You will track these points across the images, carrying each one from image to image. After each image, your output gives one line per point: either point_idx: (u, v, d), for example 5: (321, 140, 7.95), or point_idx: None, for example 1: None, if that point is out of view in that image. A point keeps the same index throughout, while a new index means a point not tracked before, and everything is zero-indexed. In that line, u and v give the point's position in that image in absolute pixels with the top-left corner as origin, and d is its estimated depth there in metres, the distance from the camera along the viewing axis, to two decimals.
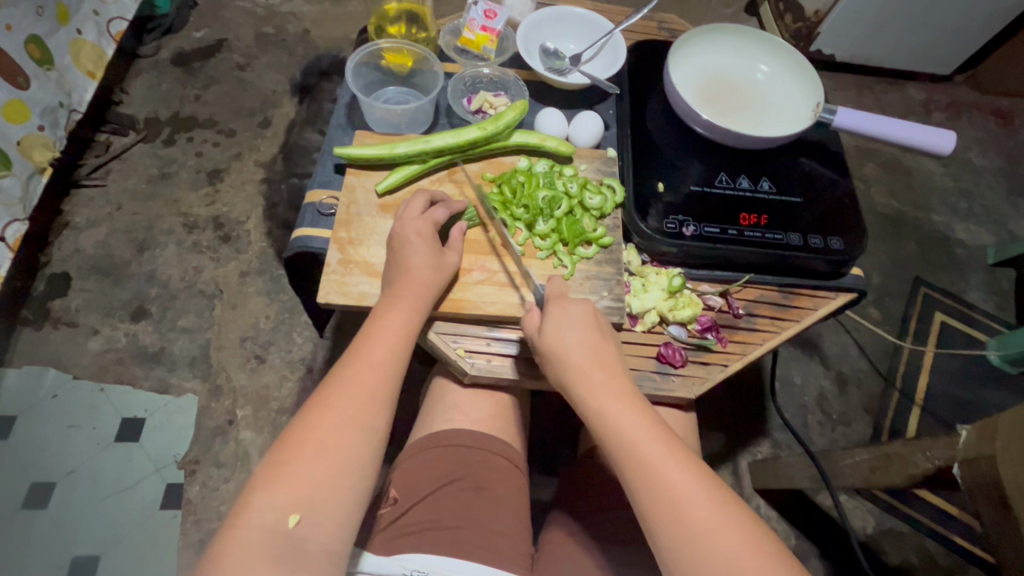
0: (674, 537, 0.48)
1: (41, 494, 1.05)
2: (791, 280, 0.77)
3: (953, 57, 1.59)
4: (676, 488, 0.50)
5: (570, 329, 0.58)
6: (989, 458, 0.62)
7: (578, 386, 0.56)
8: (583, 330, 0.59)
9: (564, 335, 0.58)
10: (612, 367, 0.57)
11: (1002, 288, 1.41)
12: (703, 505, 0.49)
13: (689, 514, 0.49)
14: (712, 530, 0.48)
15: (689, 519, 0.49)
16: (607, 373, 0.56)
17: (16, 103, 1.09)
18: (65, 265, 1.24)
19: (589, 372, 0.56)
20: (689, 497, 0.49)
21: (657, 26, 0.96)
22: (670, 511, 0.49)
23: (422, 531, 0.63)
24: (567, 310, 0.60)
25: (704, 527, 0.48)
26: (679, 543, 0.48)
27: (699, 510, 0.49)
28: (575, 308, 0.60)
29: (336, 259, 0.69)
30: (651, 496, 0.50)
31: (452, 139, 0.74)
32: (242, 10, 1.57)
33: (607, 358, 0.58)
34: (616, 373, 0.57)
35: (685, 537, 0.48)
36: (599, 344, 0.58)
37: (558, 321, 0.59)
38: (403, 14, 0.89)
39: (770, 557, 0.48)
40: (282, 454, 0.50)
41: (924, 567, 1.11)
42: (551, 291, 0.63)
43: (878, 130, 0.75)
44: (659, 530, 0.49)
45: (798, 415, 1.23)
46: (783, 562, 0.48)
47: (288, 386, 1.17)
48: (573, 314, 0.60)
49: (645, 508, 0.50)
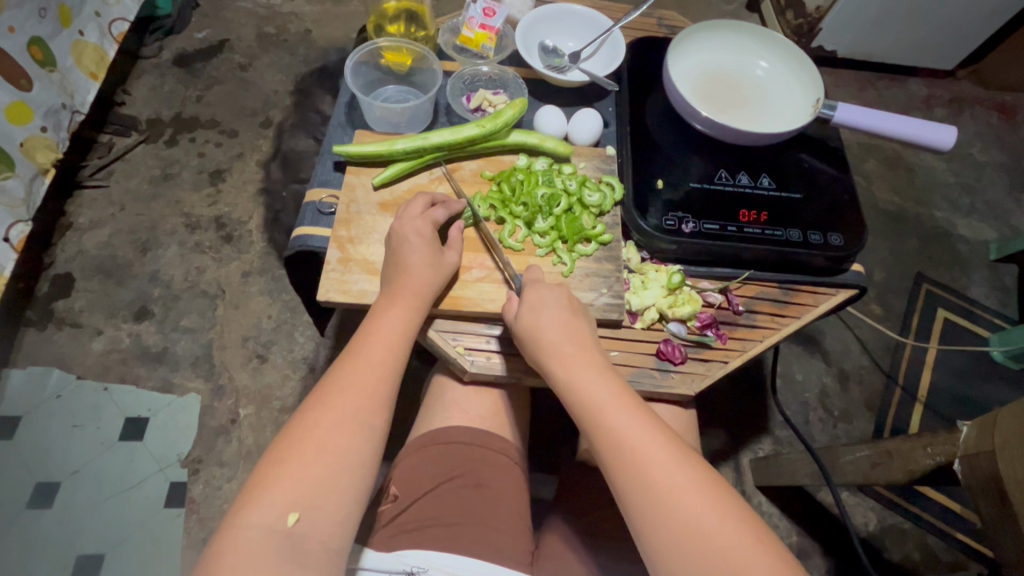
0: (643, 505, 0.49)
1: (47, 494, 1.06)
2: (791, 276, 0.76)
3: (955, 52, 1.58)
4: (645, 456, 0.50)
5: (543, 308, 0.60)
6: (989, 454, 0.62)
7: (552, 364, 0.57)
8: (557, 311, 0.60)
9: (537, 314, 0.59)
10: (586, 346, 0.58)
11: (1005, 283, 1.41)
12: (671, 472, 0.49)
13: (657, 480, 0.49)
14: (680, 496, 0.48)
15: (657, 484, 0.49)
16: (580, 350, 0.57)
17: (18, 105, 1.09)
18: (68, 265, 1.25)
19: (562, 350, 0.57)
20: (658, 466, 0.50)
21: (657, 22, 0.96)
22: (639, 481, 0.49)
23: (422, 528, 0.63)
24: (542, 293, 0.61)
25: (672, 494, 0.48)
26: (647, 509, 0.48)
27: (667, 476, 0.49)
28: (550, 291, 0.61)
29: (336, 258, 0.69)
30: (619, 465, 0.51)
31: (451, 136, 0.74)
32: (243, 10, 1.57)
33: (582, 338, 0.59)
34: (591, 351, 0.58)
35: (653, 505, 0.48)
36: (573, 324, 0.59)
37: (533, 303, 0.60)
38: (401, 13, 0.89)
39: (740, 525, 0.47)
40: (282, 451, 0.50)
41: (927, 564, 1.10)
42: (528, 277, 0.64)
43: (879, 125, 0.74)
44: (629, 499, 0.50)
45: (800, 412, 1.22)
46: (755, 529, 0.48)
47: (290, 385, 1.18)
48: (547, 296, 0.61)
49: (615, 477, 0.51)
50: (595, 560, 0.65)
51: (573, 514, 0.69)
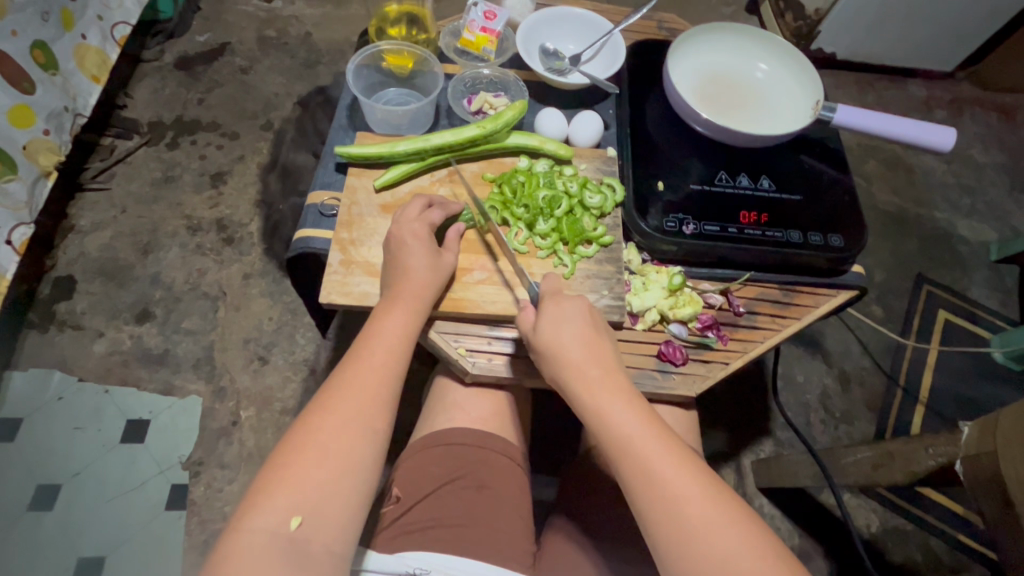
0: (668, 532, 0.49)
1: (48, 496, 1.06)
2: (792, 278, 0.77)
3: (954, 53, 1.59)
4: (672, 485, 0.50)
5: (566, 327, 0.59)
6: (990, 454, 0.62)
7: (573, 382, 0.56)
8: (579, 328, 0.59)
9: (559, 333, 0.58)
10: (608, 365, 0.57)
11: (1005, 284, 1.41)
12: (697, 500, 0.49)
13: (683, 508, 0.49)
14: (706, 524, 0.48)
15: (683, 513, 0.49)
16: (601, 369, 0.57)
17: (22, 108, 1.10)
18: (70, 268, 1.25)
19: (584, 369, 0.56)
20: (685, 495, 0.49)
21: (657, 25, 0.96)
22: (666, 510, 0.49)
23: (424, 529, 0.64)
24: (563, 308, 0.60)
25: (698, 522, 0.48)
26: (673, 538, 0.48)
27: (693, 503, 0.49)
28: (572, 306, 0.60)
29: (337, 260, 0.69)
30: (644, 490, 0.50)
31: (451, 138, 0.75)
32: (244, 13, 1.58)
33: (604, 357, 0.58)
34: (612, 369, 0.57)
35: (679, 533, 0.48)
36: (595, 342, 0.58)
37: (554, 319, 0.59)
38: (403, 16, 0.89)
39: (767, 554, 0.47)
40: (285, 456, 0.51)
41: (929, 565, 1.10)
42: (546, 288, 0.64)
43: (879, 127, 0.74)
44: (654, 525, 0.49)
45: (801, 414, 1.22)
46: (779, 557, 0.48)
47: (291, 387, 1.18)
48: (569, 312, 0.60)
49: (639, 502, 0.51)
50: (597, 561, 0.65)
51: (575, 514, 0.69)
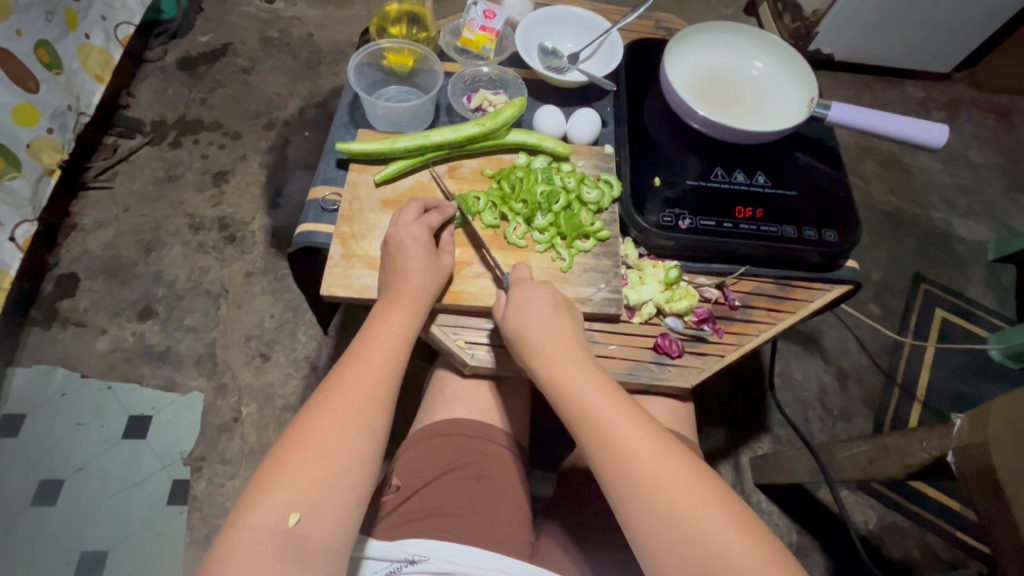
0: (627, 495, 0.49)
1: (51, 492, 1.07)
2: (786, 273, 0.78)
3: (950, 55, 1.60)
4: (627, 447, 0.50)
5: (528, 309, 0.61)
6: (982, 445, 0.63)
7: (536, 361, 0.58)
8: (542, 309, 0.61)
9: (523, 314, 0.60)
10: (570, 342, 0.59)
11: (1002, 283, 1.42)
12: (651, 459, 0.50)
13: (639, 468, 0.49)
14: (660, 482, 0.48)
15: (637, 472, 0.49)
16: (566, 349, 0.58)
17: (25, 107, 1.11)
18: (74, 265, 1.26)
19: (544, 346, 0.58)
20: (640, 454, 0.50)
21: (654, 25, 0.98)
22: (621, 473, 0.50)
23: (423, 518, 0.64)
24: (526, 292, 0.62)
25: (652, 480, 0.49)
26: (630, 499, 0.49)
27: (653, 466, 0.49)
28: (535, 290, 0.62)
29: (338, 253, 0.70)
30: (602, 455, 0.51)
31: (451, 134, 0.76)
32: (247, 14, 1.59)
33: (564, 334, 0.59)
34: (575, 348, 0.58)
35: (637, 493, 0.48)
36: (557, 322, 0.60)
37: (518, 303, 0.62)
38: (404, 15, 0.91)
39: (722, 508, 0.47)
40: (284, 452, 0.51)
41: (927, 562, 1.11)
42: (515, 276, 0.65)
43: (871, 124, 0.76)
44: (612, 490, 0.50)
45: (799, 411, 1.23)
46: (738, 513, 0.47)
47: (292, 383, 1.19)
48: (532, 295, 0.62)
49: (598, 469, 0.51)
50: (591, 556, 0.66)
51: (572, 508, 0.70)
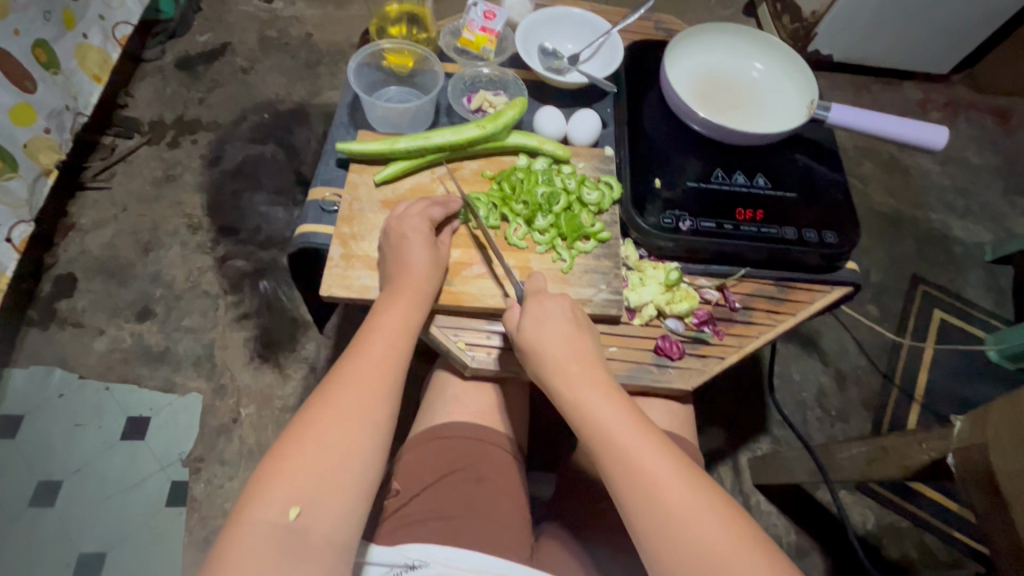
0: (653, 526, 0.49)
1: (48, 493, 1.06)
2: (786, 274, 0.78)
3: (949, 57, 1.60)
4: (653, 476, 0.50)
5: (546, 325, 0.60)
6: (981, 448, 0.63)
7: (556, 381, 0.57)
8: (561, 326, 0.60)
9: (542, 331, 0.60)
10: (589, 361, 0.58)
11: (1000, 285, 1.42)
12: (677, 488, 0.50)
13: (666, 499, 0.49)
14: (686, 513, 0.48)
15: (663, 503, 0.49)
16: (585, 368, 0.57)
17: (23, 107, 1.10)
18: (71, 265, 1.26)
19: (564, 366, 0.57)
20: (666, 484, 0.50)
21: (654, 26, 0.98)
22: (648, 503, 0.49)
23: (423, 521, 0.64)
24: (545, 306, 0.61)
25: (678, 511, 0.49)
26: (656, 531, 0.49)
27: (676, 496, 0.49)
28: (553, 304, 0.62)
29: (338, 254, 0.70)
30: (627, 483, 0.51)
31: (452, 136, 0.75)
32: (245, 14, 1.59)
33: (584, 351, 0.59)
34: (594, 367, 0.58)
35: (664, 524, 0.48)
36: (576, 339, 0.60)
37: (536, 317, 0.61)
38: (403, 15, 0.91)
39: (747, 539, 0.48)
40: (283, 447, 0.51)
41: (926, 563, 1.11)
42: (532, 287, 0.65)
43: (869, 126, 0.76)
44: (637, 520, 0.50)
45: (798, 411, 1.24)
46: (761, 543, 0.48)
47: (291, 384, 1.18)
48: (550, 310, 0.61)
49: (623, 497, 0.51)
50: (590, 559, 0.66)
51: (573, 510, 0.70)
